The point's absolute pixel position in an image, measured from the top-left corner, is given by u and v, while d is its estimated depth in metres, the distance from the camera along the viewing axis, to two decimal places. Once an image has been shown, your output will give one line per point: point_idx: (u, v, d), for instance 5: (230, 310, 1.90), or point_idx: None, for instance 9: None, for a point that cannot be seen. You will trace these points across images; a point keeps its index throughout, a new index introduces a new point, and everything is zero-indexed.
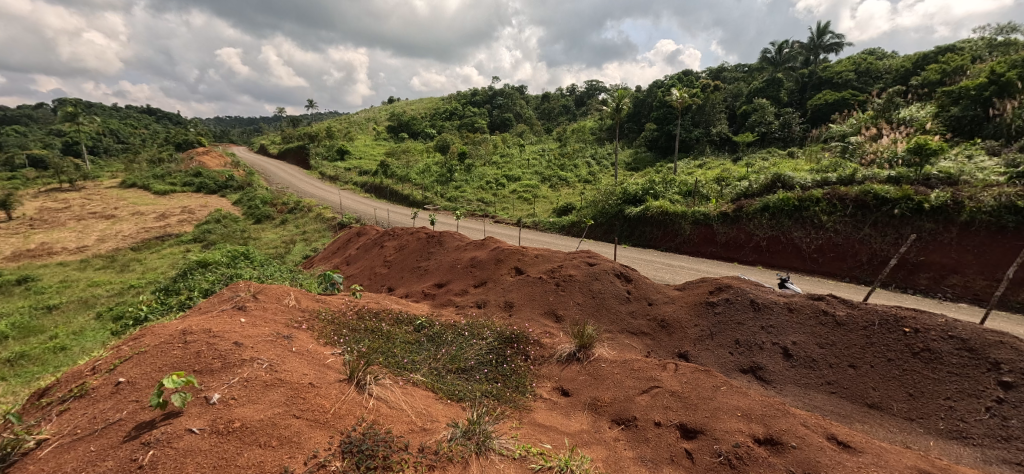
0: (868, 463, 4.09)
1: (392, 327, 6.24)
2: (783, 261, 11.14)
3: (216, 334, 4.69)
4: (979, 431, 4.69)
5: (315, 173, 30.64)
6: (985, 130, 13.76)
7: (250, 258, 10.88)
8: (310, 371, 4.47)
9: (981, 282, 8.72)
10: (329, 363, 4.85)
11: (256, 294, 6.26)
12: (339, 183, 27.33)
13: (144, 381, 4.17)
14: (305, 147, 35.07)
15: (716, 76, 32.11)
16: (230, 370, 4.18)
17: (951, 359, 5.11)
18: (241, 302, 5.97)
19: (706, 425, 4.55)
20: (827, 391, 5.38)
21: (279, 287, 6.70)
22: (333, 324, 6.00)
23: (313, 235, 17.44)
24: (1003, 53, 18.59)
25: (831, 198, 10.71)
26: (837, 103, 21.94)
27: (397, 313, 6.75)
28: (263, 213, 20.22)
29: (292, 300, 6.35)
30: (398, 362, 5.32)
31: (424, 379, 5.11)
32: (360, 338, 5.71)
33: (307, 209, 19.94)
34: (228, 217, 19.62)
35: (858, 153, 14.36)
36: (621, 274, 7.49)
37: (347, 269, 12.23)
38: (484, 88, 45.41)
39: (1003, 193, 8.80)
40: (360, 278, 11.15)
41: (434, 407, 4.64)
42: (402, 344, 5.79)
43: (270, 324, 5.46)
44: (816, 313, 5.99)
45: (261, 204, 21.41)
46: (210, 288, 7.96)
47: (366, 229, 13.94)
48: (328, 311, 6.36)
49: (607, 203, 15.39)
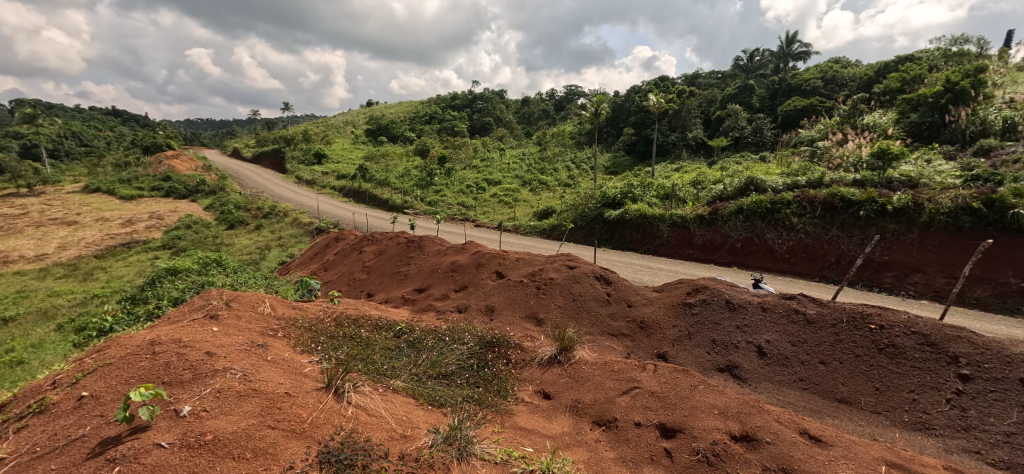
0: (838, 456, 4.26)
1: (372, 333, 6.21)
2: (757, 261, 11.43)
3: (187, 344, 4.59)
4: (940, 422, 4.91)
5: (291, 177, 30.16)
6: (943, 135, 14.44)
7: (222, 265, 10.63)
8: (286, 380, 4.42)
9: (942, 280, 9.12)
10: (307, 372, 4.80)
11: (229, 302, 6.15)
12: (317, 187, 26.96)
13: (109, 395, 4.05)
14: (280, 151, 34.48)
15: (691, 82, 32.84)
16: (202, 381, 4.11)
17: (914, 354, 5.35)
18: (214, 310, 5.84)
19: (685, 423, 4.65)
20: (799, 388, 5.55)
21: (254, 294, 6.60)
22: (311, 331, 5.93)
23: (289, 241, 17.16)
24: (958, 63, 19.55)
25: (801, 201, 11.08)
26: (805, 109, 22.69)
27: (376, 319, 6.72)
28: (237, 218, 19.80)
29: (268, 307, 6.27)
30: (378, 368, 5.30)
31: (405, 385, 5.11)
32: (338, 345, 5.66)
33: (283, 215, 19.62)
34: (199, 222, 19.13)
35: (825, 158, 14.90)
36: (601, 276, 7.60)
37: (325, 275, 12.08)
38: (463, 92, 45.41)
39: (959, 195, 9.25)
40: (338, 283, 11.02)
41: (414, 414, 4.62)
42: (382, 350, 5.77)
43: (244, 333, 5.37)
44: (788, 312, 6.19)
45: (234, 209, 20.95)
46: (180, 297, 7.77)
47: (344, 234, 13.80)
48: (305, 318, 6.28)
49: (586, 206, 15.57)
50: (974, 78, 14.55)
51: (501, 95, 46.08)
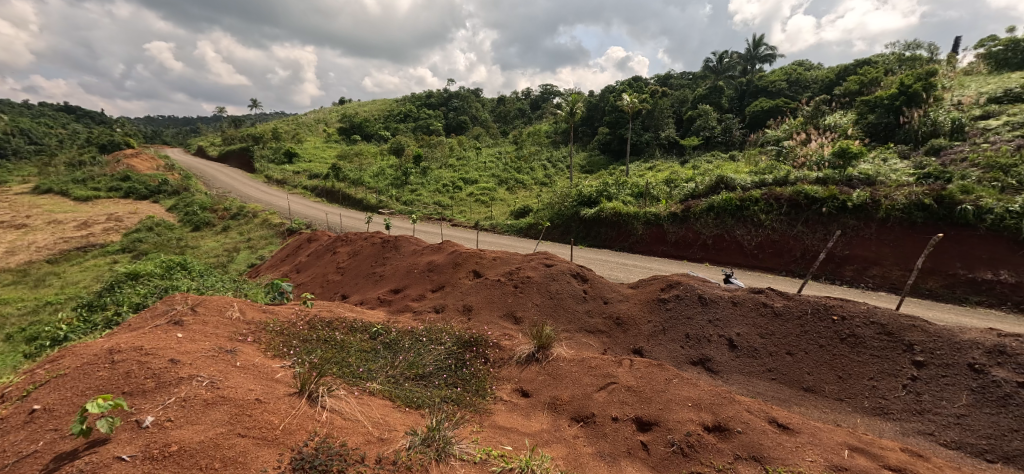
0: (804, 442, 4.48)
1: (347, 336, 6.18)
2: (728, 257, 11.78)
3: (149, 351, 4.49)
4: (898, 407, 5.20)
5: (260, 177, 29.44)
6: (898, 135, 15.09)
7: (187, 268, 10.32)
8: (257, 387, 4.37)
9: (898, 272, 9.60)
10: (278, 377, 4.76)
11: (194, 307, 6.02)
12: (288, 187, 26.41)
13: (64, 408, 3.95)
14: (249, 149, 33.62)
15: (663, 82, 33.48)
16: (166, 390, 4.04)
17: (873, 343, 5.65)
18: (178, 316, 5.70)
19: (660, 416, 4.80)
20: (768, 378, 5.79)
21: (221, 298, 6.47)
22: (283, 335, 5.87)
23: (259, 242, 16.79)
24: (910, 67, 20.55)
25: (768, 198, 11.46)
26: (771, 110, 23.44)
27: (351, 321, 6.69)
28: (203, 220, 19.23)
29: (236, 312, 6.16)
30: (353, 371, 5.29)
31: (381, 387, 5.11)
32: (312, 348, 5.62)
33: (251, 216, 19.21)
34: (162, 224, 18.49)
35: (790, 157, 15.48)
36: (578, 274, 7.74)
37: (298, 276, 11.89)
38: (438, 91, 45.16)
39: (913, 192, 9.75)
40: (311, 285, 10.86)
41: (391, 416, 4.64)
42: (357, 352, 5.75)
43: (211, 338, 5.27)
44: (756, 305, 6.44)
45: (199, 210, 20.34)
46: (141, 302, 7.54)
47: (317, 235, 13.61)
48: (276, 322, 6.20)
49: (563, 205, 15.73)
50: (925, 81, 15.35)
51: (476, 93, 45.97)
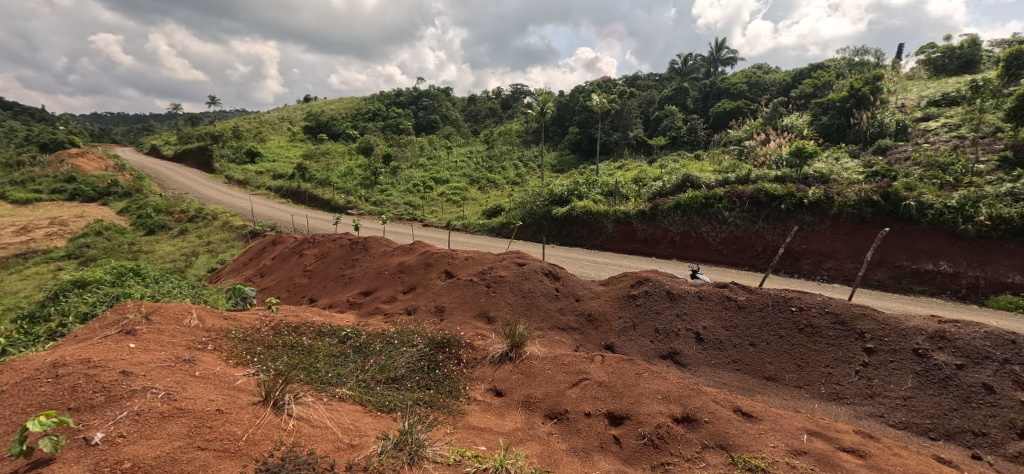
0: (767, 429, 4.71)
1: (315, 341, 6.12)
2: (694, 254, 12.14)
3: (97, 364, 4.34)
4: (851, 391, 5.52)
5: (220, 178, 28.48)
6: (849, 136, 15.73)
7: (140, 275, 9.91)
8: (218, 397, 4.28)
9: (850, 265, 10.11)
10: (241, 386, 4.68)
11: (148, 315, 5.80)
12: (250, 188, 25.65)
13: (3, 428, 3.77)
14: (207, 148, 32.39)
15: (631, 83, 34.18)
16: (117, 404, 3.92)
17: (828, 332, 5.99)
18: (130, 326, 5.50)
19: (631, 410, 4.96)
20: (732, 369, 6.05)
21: (178, 306, 6.27)
22: (246, 343, 5.76)
23: (219, 246, 16.26)
24: (859, 71, 21.72)
25: (731, 196, 11.91)
26: (733, 111, 24.28)
27: (319, 325, 6.63)
28: (158, 223, 18.47)
29: (195, 320, 5.99)
30: (321, 377, 5.25)
31: (351, 392, 5.10)
32: (278, 355, 5.55)
33: (211, 219, 18.63)
34: (112, 227, 17.63)
35: (751, 156, 16.11)
36: (549, 273, 7.87)
37: (262, 281, 11.60)
38: (408, 89, 44.65)
39: (863, 189, 10.33)
40: (277, 289, 10.62)
41: (361, 422, 4.62)
42: (326, 357, 5.70)
43: (167, 348, 5.12)
44: (721, 299, 6.71)
45: (154, 213, 19.51)
46: (90, 312, 7.20)
47: (282, 238, 13.31)
48: (239, 329, 6.08)
49: (534, 204, 15.87)
50: (873, 85, 16.26)
51: (447, 92, 45.72)
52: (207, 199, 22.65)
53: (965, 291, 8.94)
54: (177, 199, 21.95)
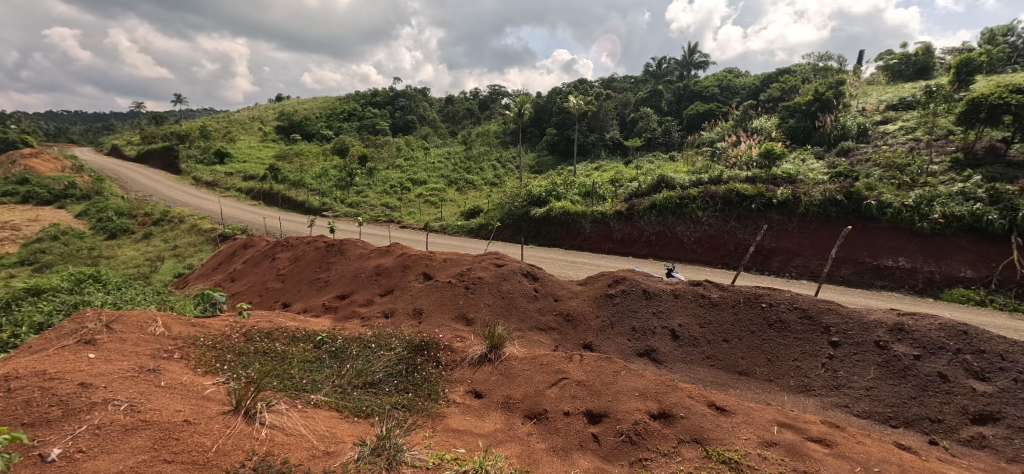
0: (739, 422, 4.88)
1: (289, 346, 6.05)
2: (669, 253, 12.38)
3: (53, 376, 4.19)
4: (818, 383, 5.74)
5: (187, 179, 27.65)
6: (814, 138, 16.28)
7: (101, 281, 9.55)
8: (185, 407, 4.19)
9: (816, 262, 10.49)
10: (210, 395, 4.59)
11: (109, 324, 5.62)
12: (219, 189, 24.98)
13: None
14: (173, 148, 31.37)
15: (607, 85, 34.68)
16: (75, 417, 3.81)
17: (796, 326, 6.23)
18: (90, 335, 5.31)
19: (609, 408, 5.07)
20: (707, 364, 6.22)
21: (141, 313, 6.09)
22: (215, 350, 5.65)
23: (186, 250, 15.80)
24: (824, 76, 22.59)
25: (704, 196, 12.22)
26: (706, 113, 24.88)
27: (293, 330, 6.55)
28: (120, 227, 17.83)
29: (160, 327, 5.83)
30: (295, 383, 5.19)
31: (327, 398, 5.05)
32: (249, 362, 5.46)
33: (178, 222, 18.10)
34: (69, 231, 16.89)
35: (723, 157, 16.57)
36: (528, 273, 7.96)
37: (233, 285, 11.35)
38: (384, 89, 44.18)
39: (827, 189, 10.75)
40: (248, 294, 10.39)
41: (337, 428, 4.59)
42: (300, 363, 5.64)
43: (129, 358, 4.97)
44: (695, 297, 6.90)
45: (115, 217, 18.79)
46: (46, 322, 6.91)
47: (254, 241, 13.04)
48: (207, 336, 5.96)
49: (513, 205, 15.94)
50: (836, 90, 16.88)
51: (423, 91, 45.44)
52: (173, 202, 21.94)
53: (921, 286, 9.39)
54: (140, 201, 21.22)
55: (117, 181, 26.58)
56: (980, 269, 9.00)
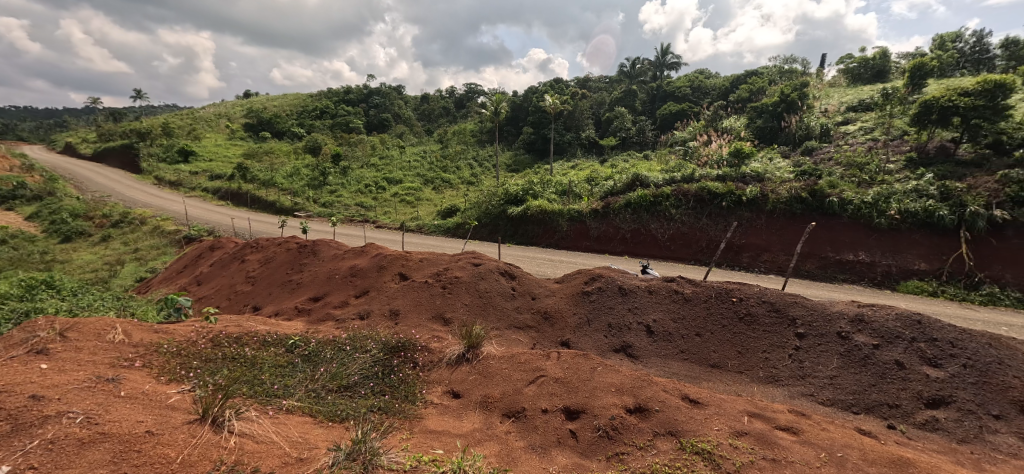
0: (711, 414, 5.04)
1: (259, 351, 5.94)
2: (643, 250, 12.62)
3: (2, 389, 4.02)
4: (786, 373, 5.97)
5: (149, 179, 26.68)
6: (780, 138, 16.84)
7: (54, 287, 9.14)
8: (147, 418, 4.07)
9: (783, 257, 10.87)
10: (174, 404, 4.46)
11: (63, 332, 5.41)
12: (183, 189, 24.20)
13: None
14: (132, 147, 30.17)
15: (582, 84, 35.02)
16: (26, 432, 3.69)
17: (765, 319, 6.46)
18: (42, 344, 5.10)
19: (586, 404, 5.16)
20: (680, 358, 6.39)
21: (98, 320, 5.88)
22: (180, 358, 5.51)
23: (149, 253, 15.26)
24: (789, 78, 23.39)
25: (677, 194, 12.51)
26: (678, 113, 25.40)
27: (264, 335, 6.45)
28: (76, 229, 17.10)
29: (119, 335, 5.65)
30: (266, 389, 5.11)
31: (299, 403, 5.00)
32: (217, 369, 5.35)
33: (140, 225, 17.47)
34: (20, 235, 16.08)
35: (695, 156, 16.98)
36: (505, 272, 8.02)
37: (199, 289, 11.04)
38: (358, 87, 43.51)
39: (793, 187, 11.14)
40: (216, 298, 10.12)
41: (311, 434, 4.53)
42: (272, 368, 5.55)
43: (85, 367, 4.78)
44: (669, 292, 7.08)
45: (69, 219, 17.96)
46: None
47: (221, 243, 12.71)
48: (172, 344, 5.79)
49: (490, 204, 15.96)
50: (801, 91, 17.49)
51: (398, 89, 44.97)
52: (134, 203, 21.14)
53: (880, 278, 9.85)
54: (97, 202, 20.34)
55: (72, 181, 25.42)
56: (932, 261, 9.50)
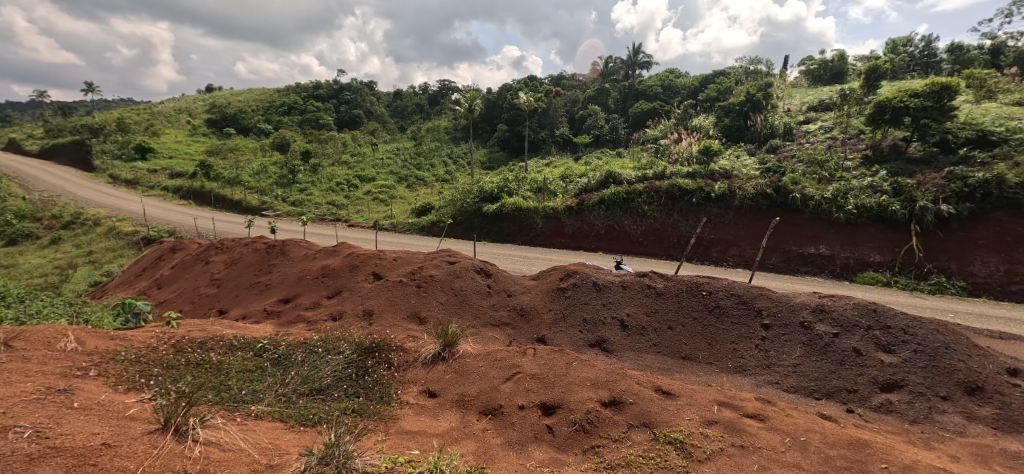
0: (683, 405, 5.21)
1: (225, 356, 5.83)
2: (616, 246, 12.85)
3: None
4: (753, 363, 6.21)
5: (104, 177, 25.55)
6: (746, 136, 17.38)
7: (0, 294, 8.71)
8: (103, 430, 3.93)
9: (750, 251, 11.25)
10: (132, 414, 4.31)
11: (9, 342, 5.19)
12: (141, 188, 23.29)
13: None
14: (84, 143, 28.84)
15: (557, 82, 35.22)
16: None
17: (733, 311, 6.70)
18: None
19: (563, 399, 5.26)
20: (653, 351, 6.57)
21: (48, 329, 5.65)
22: (140, 364, 5.36)
23: (103, 256, 14.69)
24: (754, 78, 24.14)
25: (649, 191, 12.78)
26: (650, 111, 25.79)
27: (230, 339, 6.32)
28: (22, 232, 16.41)
29: (70, 343, 5.44)
30: (233, 395, 5.01)
31: (269, 408, 4.92)
32: (180, 376, 5.23)
33: (93, 226, 16.77)
34: None
35: (666, 153, 17.36)
36: (480, 270, 8.06)
37: (159, 293, 10.68)
38: (328, 82, 42.59)
39: (759, 184, 11.54)
40: (178, 302, 9.79)
41: (281, 440, 4.45)
42: (239, 373, 5.46)
43: (34, 378, 4.58)
44: (642, 287, 7.26)
45: (14, 220, 17.06)
46: None
47: (183, 244, 12.33)
48: (130, 350, 5.62)
49: (465, 201, 15.94)
50: (765, 91, 18.07)
51: (369, 85, 44.26)
52: (87, 202, 20.21)
53: (839, 271, 10.32)
54: (46, 203, 19.36)
55: (19, 180, 24.12)
56: (886, 254, 10.01)
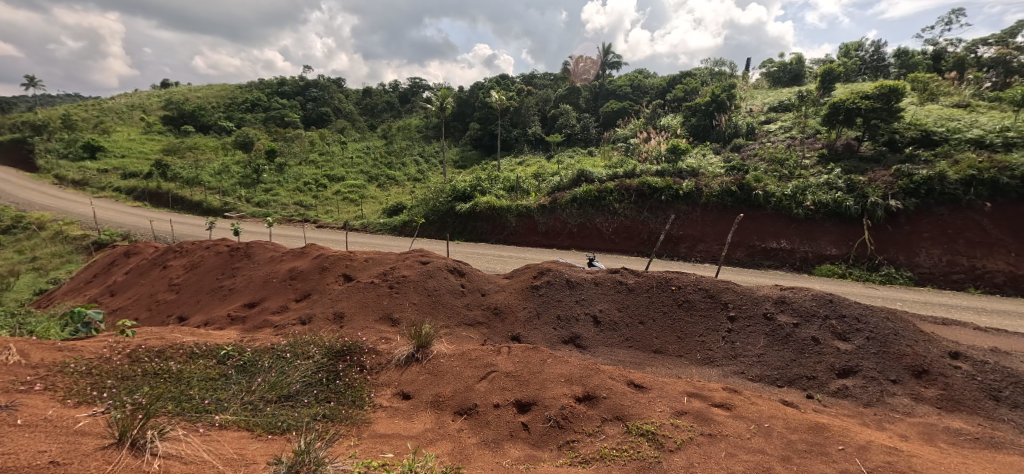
0: (654, 397, 5.38)
1: (186, 365, 5.67)
2: (588, 243, 13.06)
3: None
4: (720, 354, 6.45)
5: (48, 178, 24.23)
6: (712, 135, 17.93)
7: None
8: (51, 447, 3.77)
9: (716, 247, 11.62)
10: (83, 429, 4.15)
11: None
12: (91, 189, 22.21)
13: None
14: (26, 142, 27.25)
15: (528, 81, 35.41)
16: None
17: (700, 304, 6.94)
18: None
19: (538, 396, 5.34)
20: (626, 345, 6.74)
21: None
22: (92, 376, 5.16)
23: (49, 262, 13.96)
24: (719, 79, 24.87)
25: (620, 189, 13.05)
26: (620, 111, 26.24)
27: (191, 347, 6.14)
28: None
29: (13, 356, 5.17)
30: (195, 405, 4.90)
31: (234, 418, 4.82)
32: (138, 387, 5.07)
33: (39, 231, 15.90)
34: None
35: (635, 152, 17.74)
36: (454, 269, 8.08)
37: (112, 301, 10.24)
38: (293, 78, 41.48)
39: (724, 181, 11.93)
40: (134, 310, 9.41)
41: (248, 449, 4.35)
42: (202, 382, 5.33)
43: None
44: (614, 283, 7.44)
45: None
46: None
47: (138, 249, 11.85)
48: (80, 362, 5.40)
49: (437, 200, 15.87)
50: (729, 92, 18.66)
51: (338, 82, 43.34)
52: (30, 205, 19.13)
53: (799, 264, 10.78)
54: None
55: None
56: (841, 247, 10.50)
